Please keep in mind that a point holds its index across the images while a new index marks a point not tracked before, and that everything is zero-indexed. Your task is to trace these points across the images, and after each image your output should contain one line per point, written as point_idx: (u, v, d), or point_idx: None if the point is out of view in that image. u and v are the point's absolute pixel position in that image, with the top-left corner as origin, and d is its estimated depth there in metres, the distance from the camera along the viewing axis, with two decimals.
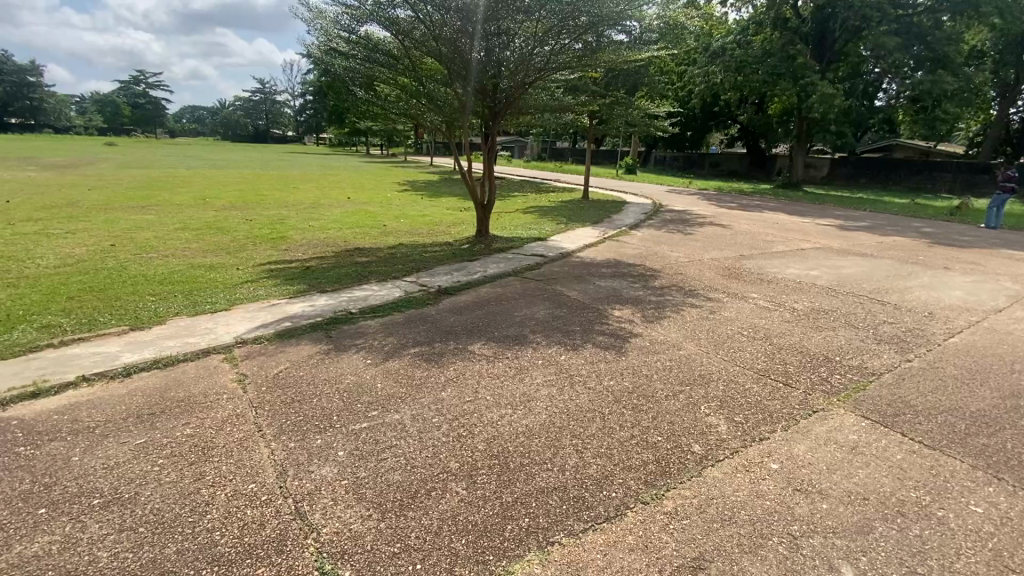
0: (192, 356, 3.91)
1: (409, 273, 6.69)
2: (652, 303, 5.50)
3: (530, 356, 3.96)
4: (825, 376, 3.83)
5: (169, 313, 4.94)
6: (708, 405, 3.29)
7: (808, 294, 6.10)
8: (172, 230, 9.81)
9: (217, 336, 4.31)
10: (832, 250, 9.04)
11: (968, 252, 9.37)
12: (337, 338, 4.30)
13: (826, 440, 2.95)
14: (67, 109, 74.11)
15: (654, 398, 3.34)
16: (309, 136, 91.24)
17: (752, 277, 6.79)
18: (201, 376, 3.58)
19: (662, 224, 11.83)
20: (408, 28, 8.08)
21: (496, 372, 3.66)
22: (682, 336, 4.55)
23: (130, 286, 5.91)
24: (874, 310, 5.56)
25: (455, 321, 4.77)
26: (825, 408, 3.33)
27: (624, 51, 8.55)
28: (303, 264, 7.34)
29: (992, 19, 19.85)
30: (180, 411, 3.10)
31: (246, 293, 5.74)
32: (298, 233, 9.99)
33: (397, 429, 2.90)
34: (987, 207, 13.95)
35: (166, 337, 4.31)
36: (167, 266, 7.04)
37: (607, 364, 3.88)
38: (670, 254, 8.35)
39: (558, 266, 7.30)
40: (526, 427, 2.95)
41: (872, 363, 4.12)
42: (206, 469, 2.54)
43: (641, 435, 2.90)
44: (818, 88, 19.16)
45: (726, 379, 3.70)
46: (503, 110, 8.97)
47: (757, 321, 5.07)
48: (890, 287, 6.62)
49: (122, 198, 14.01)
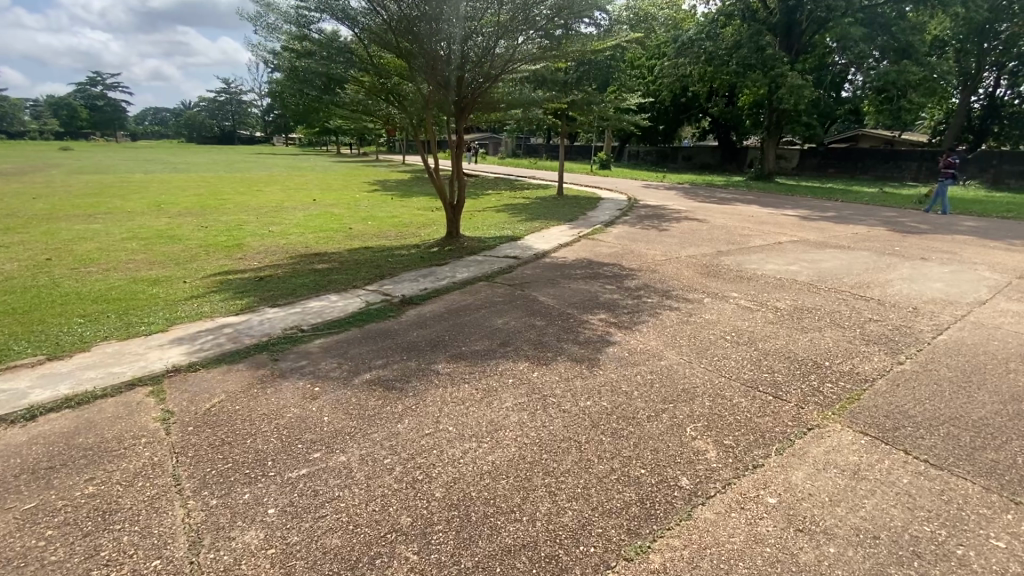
0: (112, 391, 3.40)
1: (371, 282, 6.24)
2: (629, 307, 5.20)
3: (499, 376, 3.59)
4: (816, 386, 3.55)
5: (97, 337, 4.40)
6: (694, 427, 2.98)
7: (789, 291, 5.89)
8: (119, 240, 9.13)
9: (147, 365, 3.82)
10: (810, 243, 8.90)
11: (940, 241, 9.39)
12: (282, 361, 3.85)
13: (825, 464, 2.66)
14: (20, 113, 70.72)
15: (635, 420, 3.01)
16: (279, 136, 88.97)
17: (730, 275, 6.54)
18: (119, 416, 3.09)
19: (637, 220, 11.62)
20: (364, 20, 7.63)
21: (460, 397, 3.28)
22: (662, 344, 4.24)
23: (59, 307, 5.33)
24: (858, 307, 5.35)
25: (418, 336, 4.38)
26: (820, 424, 3.05)
27: (593, 43, 8.29)
28: (257, 274, 6.81)
29: (953, 9, 20.20)
30: (84, 464, 2.62)
31: (189, 310, 5.20)
32: (255, 239, 9.40)
33: (341, 475, 2.50)
34: (938, 197, 14.35)
35: (88, 367, 3.80)
36: (105, 282, 6.43)
37: (584, 380, 3.53)
38: (647, 251, 8.09)
39: (532, 268, 6.95)
40: (491, 465, 2.58)
41: (863, 368, 3.87)
42: (103, 542, 2.09)
43: (622, 468, 2.56)
44: (787, 79, 19.22)
45: (711, 394, 3.39)
46: (470, 105, 8.47)
47: (739, 323, 4.80)
48: (869, 281, 6.47)
49: (69, 206, 13.12)
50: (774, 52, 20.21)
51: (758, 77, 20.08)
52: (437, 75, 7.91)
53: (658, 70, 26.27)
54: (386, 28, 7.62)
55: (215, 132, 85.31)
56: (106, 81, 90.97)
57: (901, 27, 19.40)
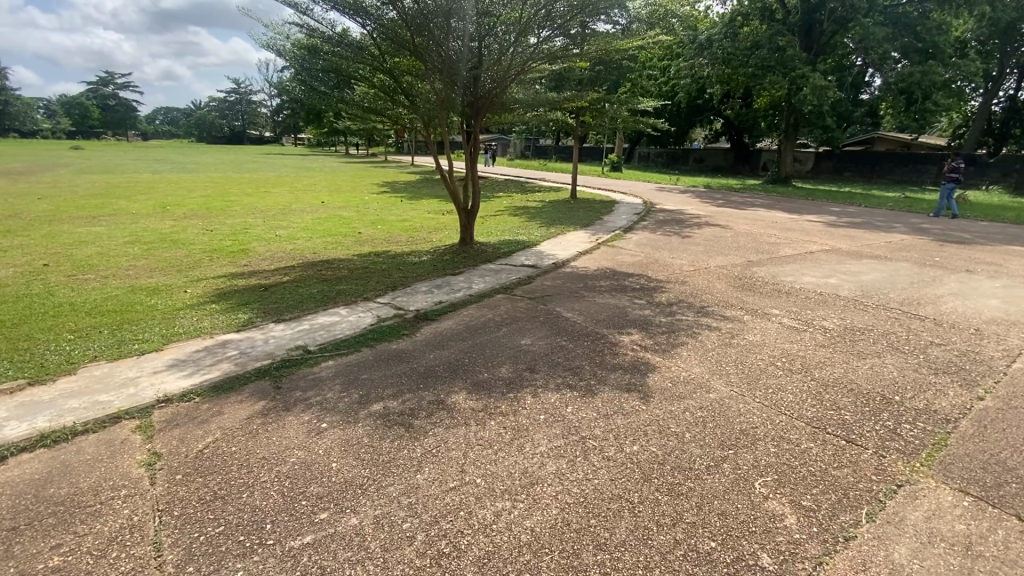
0: (94, 426, 3.02)
1: (382, 293, 5.86)
2: (663, 326, 4.77)
3: (528, 411, 3.16)
4: (893, 427, 3.10)
5: (87, 357, 4.04)
6: (763, 482, 2.54)
7: (834, 309, 5.41)
8: (121, 244, 8.79)
9: (137, 393, 3.44)
10: (843, 252, 8.43)
11: (981, 251, 8.87)
12: (284, 390, 3.45)
13: (928, 536, 2.22)
14: (34, 111, 71.23)
15: (692, 473, 2.59)
16: (288, 135, 89.27)
17: (767, 289, 6.10)
18: (98, 460, 2.70)
19: (657, 225, 11.20)
20: (377, 14, 7.17)
21: (486, 439, 2.86)
22: (706, 371, 3.81)
23: (50, 320, 4.99)
24: (914, 328, 4.89)
25: (436, 359, 3.97)
26: (909, 479, 2.60)
27: (613, 43, 7.90)
28: (261, 284, 6.41)
29: (979, 7, 19.59)
30: (52, 525, 2.24)
31: (188, 326, 4.80)
32: (260, 244, 9.03)
33: (351, 545, 2.09)
34: (948, 198, 14.15)
35: (73, 395, 3.42)
36: (101, 291, 6.07)
37: (625, 419, 3.10)
38: (673, 260, 7.66)
39: (552, 279, 6.52)
40: (530, 535, 2.16)
41: (941, 405, 3.40)
42: None
43: (688, 541, 2.14)
44: (809, 80, 18.66)
45: (775, 437, 2.95)
46: (485, 105, 8.09)
47: (789, 347, 4.34)
48: (918, 296, 5.99)
49: (74, 208, 12.87)
50: (794, 52, 19.64)
51: (777, 79, 19.58)
52: (451, 74, 7.52)
53: (674, 72, 25.73)
54: (400, 24, 7.18)
55: (225, 132, 85.53)
56: (119, 83, 91.98)
57: (926, 27, 18.84)
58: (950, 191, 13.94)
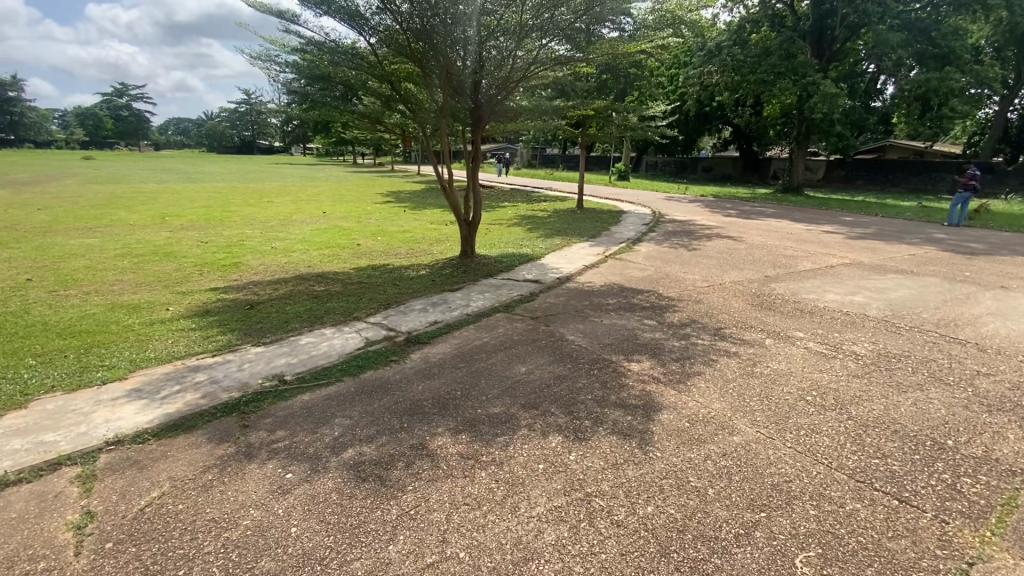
0: (29, 475, 2.65)
1: (374, 311, 5.48)
2: (677, 352, 4.33)
3: (525, 460, 2.73)
4: (951, 483, 2.64)
5: (44, 387, 3.68)
6: (805, 559, 2.10)
7: (864, 331, 4.95)
8: (111, 257, 8.49)
9: (86, 433, 3.05)
10: (865, 266, 7.96)
11: (1011, 264, 8.38)
12: (249, 431, 3.05)
13: None
14: (49, 124, 72.15)
15: (719, 545, 2.16)
16: (298, 144, 89.99)
17: (788, 308, 5.65)
18: (23, 520, 2.32)
19: (665, 236, 10.79)
20: (375, 20, 6.84)
21: (475, 496, 2.45)
22: (727, 408, 3.37)
23: (17, 342, 4.66)
24: (955, 353, 4.43)
25: (424, 391, 3.57)
26: (981, 554, 2.15)
27: (619, 48, 7.49)
28: (246, 300, 6.04)
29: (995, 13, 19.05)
30: None
31: (162, 349, 4.45)
32: (253, 257, 8.70)
33: None
34: (960, 207, 13.77)
35: (17, 434, 3.05)
36: (81, 309, 5.74)
37: (637, 470, 2.66)
38: (685, 275, 7.24)
39: (556, 296, 6.12)
40: None
41: (1003, 453, 2.93)
42: None
43: None
44: (820, 88, 18.20)
45: (815, 495, 2.50)
46: (486, 113, 7.73)
47: (818, 377, 3.89)
48: (954, 317, 5.51)
49: (72, 219, 12.66)
50: (805, 59, 19.31)
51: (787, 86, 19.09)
52: (450, 81, 7.19)
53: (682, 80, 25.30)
54: (399, 30, 6.88)
55: (234, 142, 86.37)
56: (132, 93, 93.54)
57: (942, 32, 18.20)
58: (965, 200, 13.46)
